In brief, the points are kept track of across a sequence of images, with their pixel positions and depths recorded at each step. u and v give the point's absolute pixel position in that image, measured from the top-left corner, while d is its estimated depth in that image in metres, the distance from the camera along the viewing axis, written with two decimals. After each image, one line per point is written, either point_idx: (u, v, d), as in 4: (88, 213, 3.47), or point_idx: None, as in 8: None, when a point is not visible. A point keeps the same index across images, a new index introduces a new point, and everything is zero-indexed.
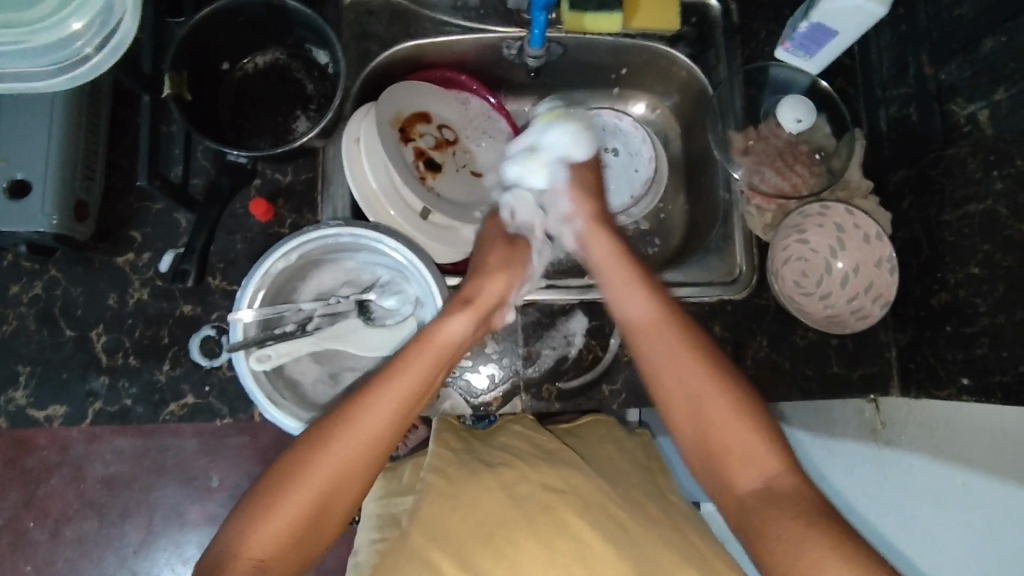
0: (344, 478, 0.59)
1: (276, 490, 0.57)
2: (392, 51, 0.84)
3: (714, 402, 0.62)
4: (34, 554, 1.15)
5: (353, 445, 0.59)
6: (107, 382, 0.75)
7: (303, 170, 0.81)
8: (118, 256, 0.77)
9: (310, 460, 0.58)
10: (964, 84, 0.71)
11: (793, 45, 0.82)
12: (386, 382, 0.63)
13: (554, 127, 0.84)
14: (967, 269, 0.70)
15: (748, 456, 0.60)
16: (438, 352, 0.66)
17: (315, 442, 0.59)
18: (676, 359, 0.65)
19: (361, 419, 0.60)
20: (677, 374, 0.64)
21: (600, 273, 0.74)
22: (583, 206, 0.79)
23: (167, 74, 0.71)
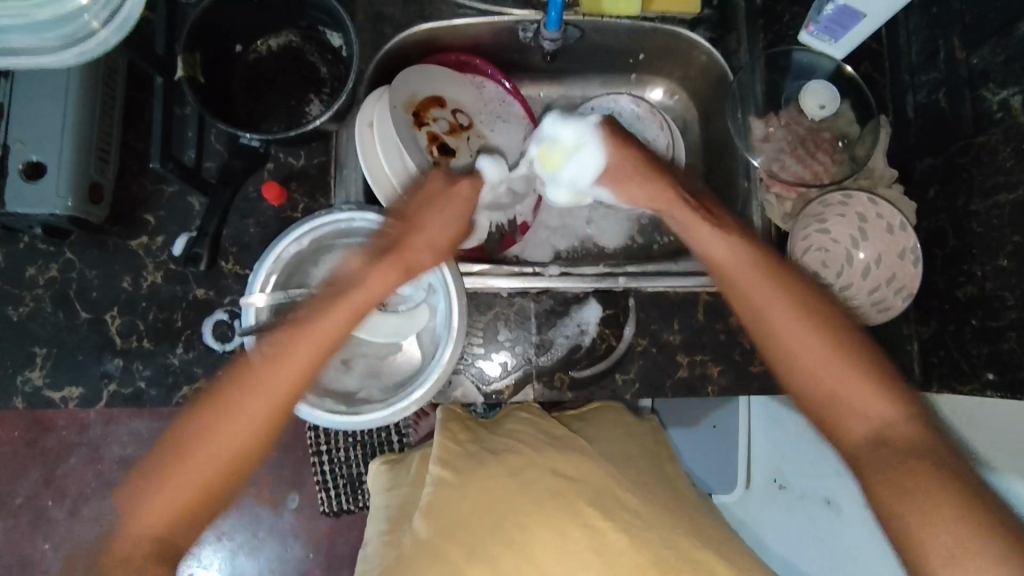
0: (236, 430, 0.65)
1: (170, 455, 0.65)
2: (406, 34, 0.82)
3: (804, 343, 0.62)
4: (54, 532, 1.17)
5: (253, 399, 0.65)
6: (122, 365, 0.76)
7: (316, 153, 0.80)
8: (133, 239, 0.77)
9: (202, 424, 0.65)
10: (998, 69, 0.68)
11: (818, 28, 0.80)
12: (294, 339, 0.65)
13: (570, 156, 0.74)
14: (996, 262, 0.68)
15: (864, 404, 0.59)
16: (363, 301, 0.68)
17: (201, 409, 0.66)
18: (787, 327, 0.63)
19: (244, 383, 0.66)
20: (788, 332, 0.63)
21: (668, 217, 0.73)
22: (623, 208, 0.76)
23: (180, 56, 0.71)
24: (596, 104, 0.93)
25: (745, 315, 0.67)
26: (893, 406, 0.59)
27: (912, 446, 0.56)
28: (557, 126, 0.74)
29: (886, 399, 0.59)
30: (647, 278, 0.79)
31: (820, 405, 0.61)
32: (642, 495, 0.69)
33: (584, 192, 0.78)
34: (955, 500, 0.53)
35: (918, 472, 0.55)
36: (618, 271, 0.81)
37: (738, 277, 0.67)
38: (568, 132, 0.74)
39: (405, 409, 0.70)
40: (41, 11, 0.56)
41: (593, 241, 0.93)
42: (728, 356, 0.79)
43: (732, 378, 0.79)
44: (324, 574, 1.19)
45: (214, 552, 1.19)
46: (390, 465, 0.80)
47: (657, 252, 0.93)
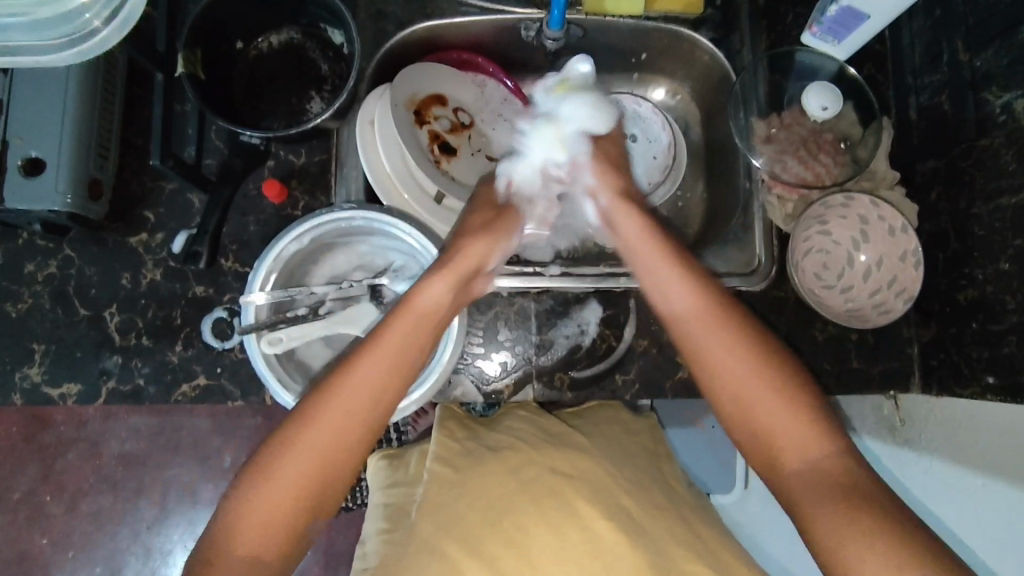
0: (325, 463, 0.57)
1: (246, 496, 0.56)
2: (408, 32, 0.82)
3: (736, 374, 0.62)
4: (52, 527, 1.16)
5: (338, 428, 0.58)
6: (120, 362, 0.75)
7: (317, 151, 0.80)
8: (132, 236, 0.77)
9: (282, 458, 0.57)
10: (1001, 72, 0.68)
11: (821, 29, 0.80)
12: (355, 360, 0.61)
13: (569, 98, 0.82)
14: (997, 265, 0.68)
15: (795, 441, 0.58)
16: (423, 315, 0.65)
17: (274, 448, 0.57)
18: (737, 377, 0.62)
19: (324, 408, 0.58)
20: (718, 358, 0.63)
21: (631, 253, 0.73)
22: (608, 181, 0.79)
23: (181, 52, 0.70)
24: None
25: (698, 374, 0.65)
26: (826, 445, 0.58)
27: (842, 484, 0.55)
28: (577, 93, 0.82)
29: (823, 435, 0.58)
30: None
31: (758, 449, 0.60)
32: (643, 495, 0.69)
33: (575, 161, 0.81)
34: (882, 535, 0.51)
35: (850, 506, 0.53)
36: (618, 271, 0.80)
37: (702, 327, 0.65)
38: (572, 80, 0.83)
39: (405, 409, 0.69)
40: (44, 10, 0.56)
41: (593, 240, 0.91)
42: None
43: None
44: (323, 572, 1.19)
45: None
46: (389, 460, 0.79)
47: None
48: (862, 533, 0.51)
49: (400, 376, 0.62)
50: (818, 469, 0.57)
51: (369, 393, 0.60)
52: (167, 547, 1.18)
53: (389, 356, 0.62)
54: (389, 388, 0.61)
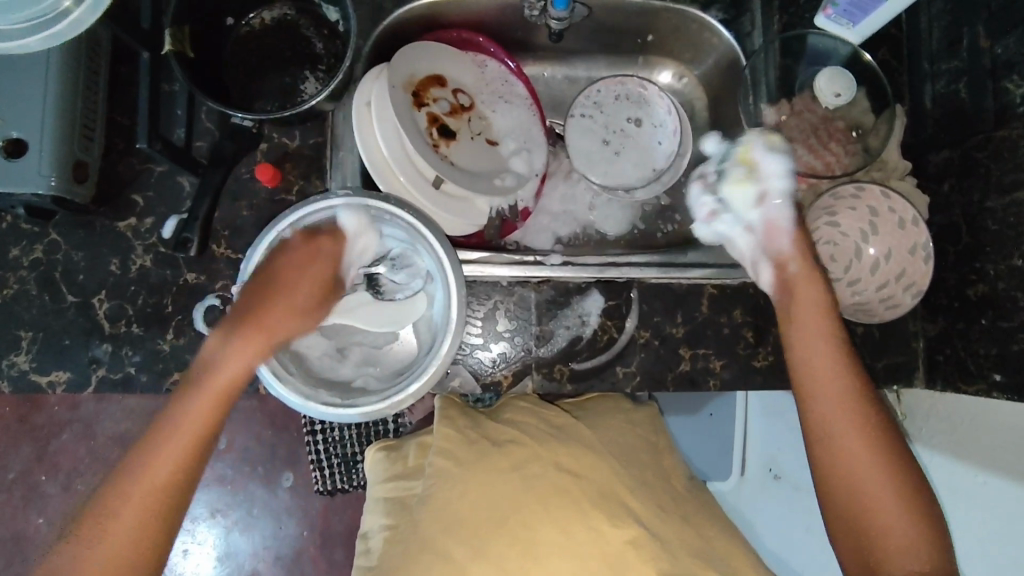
0: (200, 453, 0.64)
1: (102, 520, 0.60)
2: (408, 9, 0.79)
3: (841, 416, 0.62)
4: (48, 507, 1.16)
5: (155, 476, 0.62)
6: (110, 349, 0.74)
7: (311, 134, 0.77)
8: (120, 220, 0.75)
9: (163, 455, 0.62)
10: (1023, 60, 0.65)
11: (836, 11, 0.77)
12: (223, 362, 0.63)
13: (754, 161, 0.71)
14: (1010, 261, 0.66)
15: (873, 497, 0.60)
16: (257, 354, 0.64)
17: (158, 441, 0.63)
18: (842, 413, 0.62)
19: (195, 405, 0.63)
20: (825, 381, 0.63)
21: (795, 291, 0.67)
22: (786, 242, 0.69)
23: (168, 29, 0.67)
24: (599, 87, 0.89)
25: (811, 405, 0.64)
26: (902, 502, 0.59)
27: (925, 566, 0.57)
28: (757, 152, 0.71)
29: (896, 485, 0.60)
30: (651, 268, 0.77)
31: (828, 471, 0.62)
32: (637, 494, 0.70)
33: (771, 223, 0.69)
34: None
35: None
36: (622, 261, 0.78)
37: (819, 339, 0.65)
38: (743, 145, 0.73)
39: (400, 403, 0.68)
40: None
41: (594, 227, 0.91)
42: (731, 350, 0.77)
43: (734, 373, 0.77)
44: (319, 553, 1.19)
45: (211, 528, 1.19)
46: (387, 452, 0.78)
47: (659, 241, 0.91)
48: (905, 530, 0.58)
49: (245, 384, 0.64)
50: (888, 501, 0.59)
51: (228, 396, 0.64)
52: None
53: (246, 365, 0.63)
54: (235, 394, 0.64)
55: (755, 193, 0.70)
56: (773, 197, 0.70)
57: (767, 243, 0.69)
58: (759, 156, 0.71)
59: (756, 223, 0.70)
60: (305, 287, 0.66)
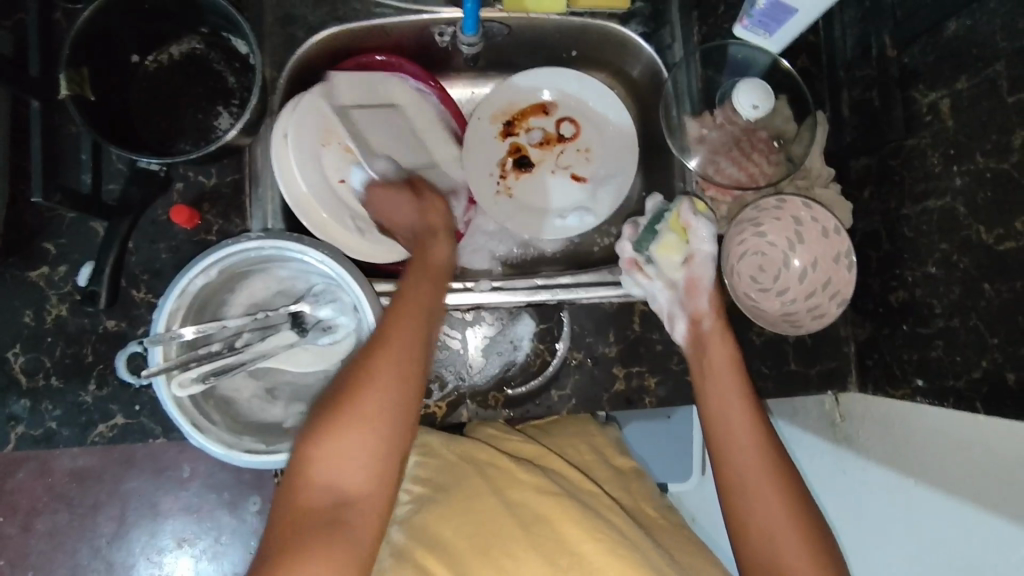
0: (340, 511, 0.55)
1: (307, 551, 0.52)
2: (320, 37, 0.77)
3: (740, 449, 0.65)
4: (7, 548, 1.13)
5: (355, 450, 0.56)
6: (28, 405, 0.71)
7: (229, 171, 0.75)
8: (32, 271, 0.72)
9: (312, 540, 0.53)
10: (927, 69, 0.66)
11: (752, 21, 0.77)
12: (372, 379, 0.58)
13: (687, 221, 0.74)
14: (925, 268, 0.67)
15: (767, 517, 0.61)
16: (410, 356, 0.61)
17: (291, 506, 0.55)
18: (739, 430, 0.66)
19: (328, 445, 0.56)
20: (723, 417, 0.67)
21: (708, 347, 0.71)
22: (703, 302, 0.73)
23: (62, 72, 0.65)
24: (582, 82, 0.87)
25: (720, 449, 0.66)
26: (791, 517, 0.60)
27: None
28: (688, 215, 0.75)
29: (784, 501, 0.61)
30: (580, 289, 0.77)
31: (749, 533, 0.61)
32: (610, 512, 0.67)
33: (694, 279, 0.74)
34: None
35: None
36: (552, 282, 0.78)
37: (736, 409, 0.67)
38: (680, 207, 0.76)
39: None
40: None
41: (533, 246, 0.89)
42: (666, 366, 0.77)
43: (670, 389, 0.77)
44: None
45: (177, 559, 1.16)
46: None
47: (597, 256, 0.90)
48: (801, 543, 0.59)
49: (408, 398, 0.59)
50: (800, 560, 0.58)
51: (382, 424, 0.57)
52: (129, 561, 1.15)
53: (403, 362, 0.60)
54: (404, 415, 0.59)
55: (682, 256, 0.75)
56: (700, 258, 0.74)
57: (688, 299, 0.74)
58: (688, 221, 0.75)
59: (680, 279, 0.74)
60: (427, 298, 0.66)
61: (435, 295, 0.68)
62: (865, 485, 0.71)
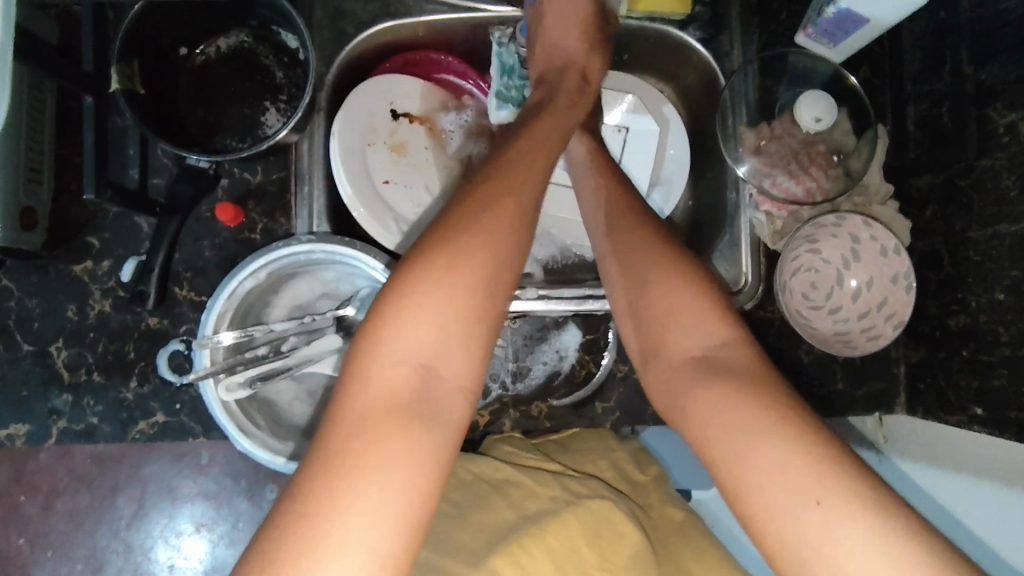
0: (415, 397, 0.48)
1: (367, 441, 0.45)
2: (372, 31, 0.75)
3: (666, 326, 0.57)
4: (28, 527, 1.11)
5: (423, 330, 0.49)
6: (71, 400, 0.71)
7: (274, 168, 0.74)
8: (76, 265, 0.71)
9: (373, 428, 0.46)
10: (1006, 88, 0.64)
11: (817, 30, 0.74)
12: (448, 257, 0.50)
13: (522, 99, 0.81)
14: (992, 294, 0.65)
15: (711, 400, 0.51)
16: (519, 211, 0.54)
17: (359, 386, 0.48)
18: (664, 305, 0.57)
19: (407, 319, 0.49)
20: (648, 299, 0.58)
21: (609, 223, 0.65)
22: None
23: (115, 67, 0.63)
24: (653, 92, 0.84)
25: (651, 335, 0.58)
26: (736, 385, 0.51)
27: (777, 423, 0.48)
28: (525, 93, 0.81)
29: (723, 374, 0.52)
30: None
31: (718, 466, 0.50)
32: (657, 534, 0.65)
33: None
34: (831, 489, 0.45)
35: None
36: (598, 291, 0.76)
37: (683, 301, 0.57)
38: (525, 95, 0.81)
39: None
40: None
41: (572, 251, 0.86)
42: None
43: None
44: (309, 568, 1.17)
45: (199, 541, 1.13)
46: None
47: None
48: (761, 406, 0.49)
49: (504, 275, 0.52)
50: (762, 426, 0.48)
51: (478, 301, 0.50)
52: (148, 544, 1.12)
53: (488, 240, 0.52)
54: (496, 283, 0.52)
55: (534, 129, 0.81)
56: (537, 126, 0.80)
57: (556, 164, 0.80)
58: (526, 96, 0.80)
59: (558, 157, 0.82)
60: (522, 198, 0.55)
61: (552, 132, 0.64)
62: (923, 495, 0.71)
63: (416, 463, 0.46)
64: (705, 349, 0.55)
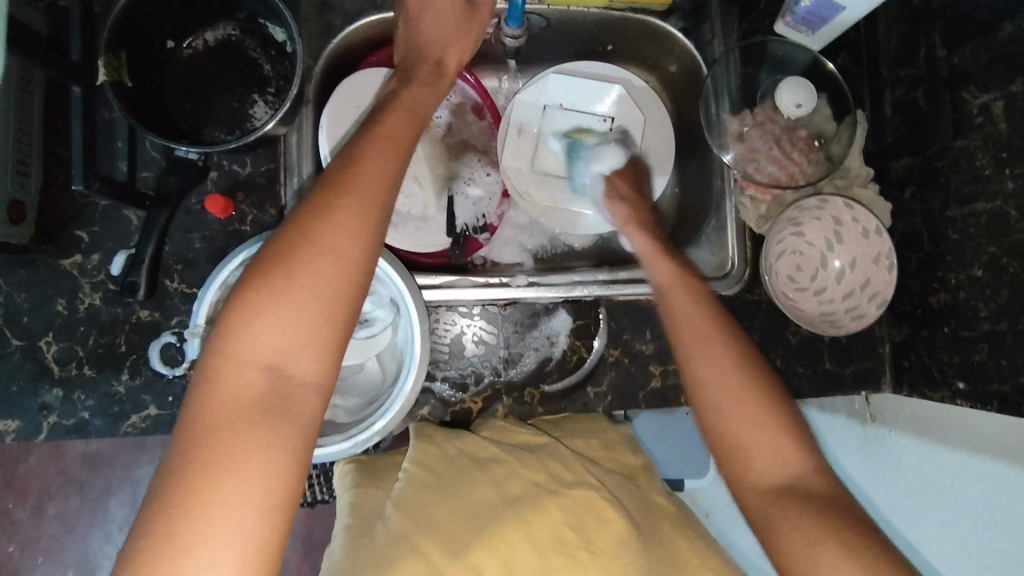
0: (267, 408, 0.45)
1: (199, 457, 0.42)
2: (358, 26, 0.76)
3: (728, 397, 0.57)
4: (19, 532, 1.10)
5: (273, 335, 0.45)
6: (61, 395, 0.71)
7: (263, 160, 0.74)
8: (65, 258, 0.71)
9: (206, 454, 0.42)
10: (979, 70, 0.65)
11: (795, 18, 0.76)
12: (288, 264, 0.46)
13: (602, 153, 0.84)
14: (970, 271, 0.67)
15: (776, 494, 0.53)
16: (366, 206, 0.50)
17: (204, 395, 0.44)
18: (712, 377, 0.58)
19: (264, 321, 0.45)
20: (700, 367, 0.59)
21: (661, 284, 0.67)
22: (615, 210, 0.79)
23: (101, 58, 0.64)
24: (641, 83, 0.85)
25: (700, 407, 0.59)
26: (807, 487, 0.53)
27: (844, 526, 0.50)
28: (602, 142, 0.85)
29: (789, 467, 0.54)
30: (617, 287, 0.76)
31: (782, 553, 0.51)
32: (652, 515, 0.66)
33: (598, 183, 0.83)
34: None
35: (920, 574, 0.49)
36: (588, 278, 0.78)
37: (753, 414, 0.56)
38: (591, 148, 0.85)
39: (367, 442, 0.65)
40: None
41: (561, 240, 0.88)
42: None
43: None
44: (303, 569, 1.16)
45: None
46: (356, 465, 0.70)
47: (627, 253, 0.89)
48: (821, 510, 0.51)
49: (347, 280, 0.48)
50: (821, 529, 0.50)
51: (324, 307, 0.47)
52: None
53: (340, 244, 0.48)
54: (350, 288, 0.48)
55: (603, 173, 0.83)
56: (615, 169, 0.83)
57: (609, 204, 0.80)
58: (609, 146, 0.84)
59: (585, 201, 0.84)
60: (348, 204, 0.49)
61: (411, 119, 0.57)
62: (903, 462, 0.68)
63: (261, 483, 0.43)
64: (774, 451, 0.55)
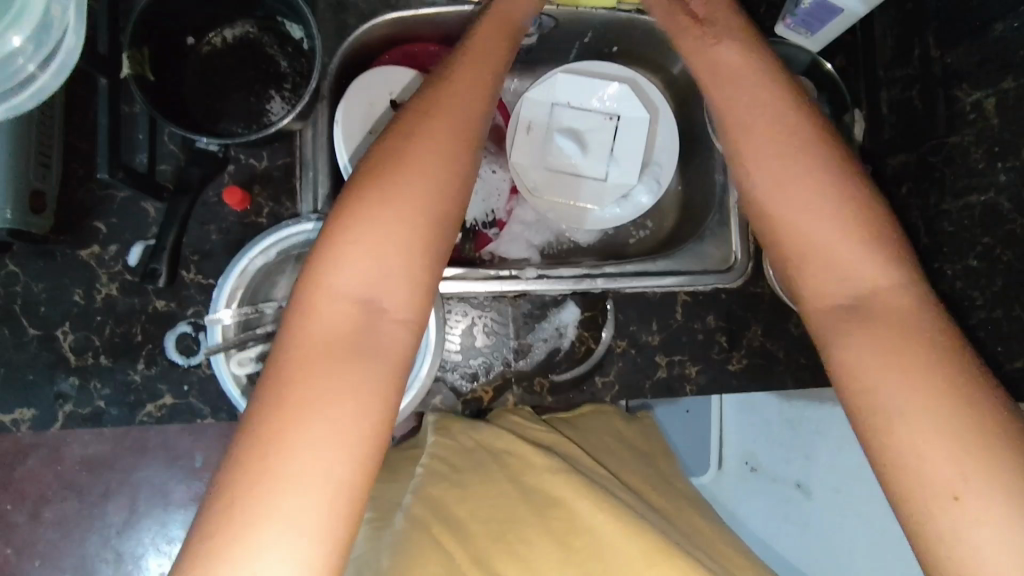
0: (361, 331, 0.48)
1: (302, 372, 0.46)
2: (370, 24, 0.78)
3: (865, 350, 0.47)
4: (15, 536, 1.08)
5: (367, 265, 0.49)
6: (77, 383, 0.71)
7: (279, 154, 0.76)
8: (83, 249, 0.72)
9: (302, 373, 0.46)
10: (971, 69, 0.69)
11: (795, 21, 0.79)
12: (380, 195, 0.50)
13: None
14: (965, 261, 0.69)
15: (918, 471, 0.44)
16: (444, 147, 0.53)
17: (303, 320, 0.48)
18: (856, 328, 0.48)
19: (357, 253, 0.49)
20: (829, 303, 0.50)
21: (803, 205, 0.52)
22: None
23: (125, 52, 0.65)
24: (647, 83, 0.88)
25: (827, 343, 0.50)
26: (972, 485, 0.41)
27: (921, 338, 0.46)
28: None
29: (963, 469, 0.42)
30: (626, 279, 0.77)
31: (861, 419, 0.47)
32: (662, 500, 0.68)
33: None
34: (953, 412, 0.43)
35: None
36: (596, 270, 0.78)
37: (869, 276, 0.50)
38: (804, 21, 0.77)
39: None
40: None
41: (566, 236, 0.90)
42: (706, 355, 0.79)
43: (710, 378, 0.79)
44: None
45: None
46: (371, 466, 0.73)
47: (631, 249, 0.92)
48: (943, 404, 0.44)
49: (435, 213, 0.51)
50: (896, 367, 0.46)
51: (415, 239, 0.50)
52: (139, 551, 1.10)
53: (422, 181, 0.51)
54: (437, 221, 0.51)
55: None
56: None
57: None
58: None
59: None
60: (431, 145, 0.53)
61: (489, 64, 0.60)
62: None
63: (362, 396, 0.46)
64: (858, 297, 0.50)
